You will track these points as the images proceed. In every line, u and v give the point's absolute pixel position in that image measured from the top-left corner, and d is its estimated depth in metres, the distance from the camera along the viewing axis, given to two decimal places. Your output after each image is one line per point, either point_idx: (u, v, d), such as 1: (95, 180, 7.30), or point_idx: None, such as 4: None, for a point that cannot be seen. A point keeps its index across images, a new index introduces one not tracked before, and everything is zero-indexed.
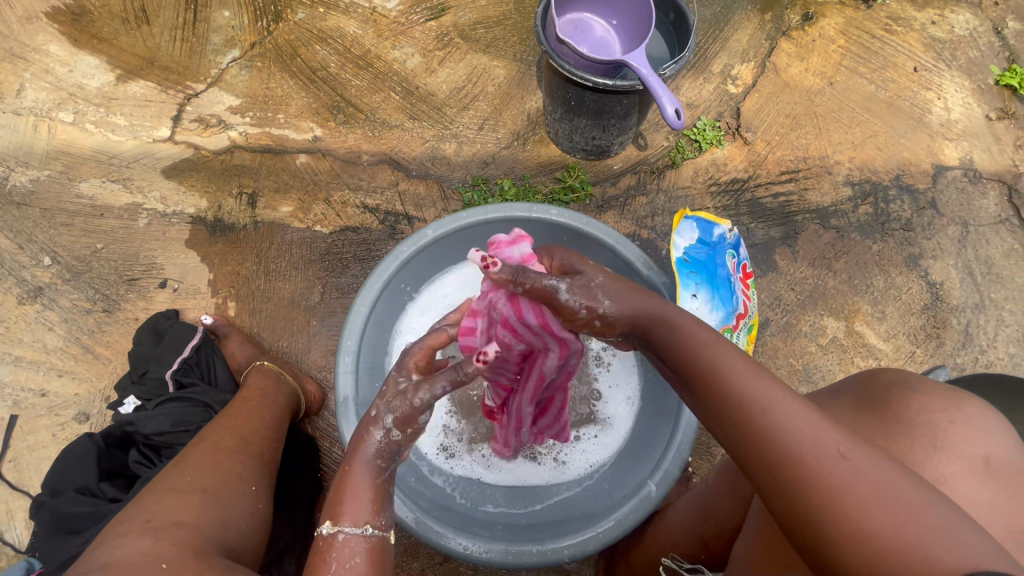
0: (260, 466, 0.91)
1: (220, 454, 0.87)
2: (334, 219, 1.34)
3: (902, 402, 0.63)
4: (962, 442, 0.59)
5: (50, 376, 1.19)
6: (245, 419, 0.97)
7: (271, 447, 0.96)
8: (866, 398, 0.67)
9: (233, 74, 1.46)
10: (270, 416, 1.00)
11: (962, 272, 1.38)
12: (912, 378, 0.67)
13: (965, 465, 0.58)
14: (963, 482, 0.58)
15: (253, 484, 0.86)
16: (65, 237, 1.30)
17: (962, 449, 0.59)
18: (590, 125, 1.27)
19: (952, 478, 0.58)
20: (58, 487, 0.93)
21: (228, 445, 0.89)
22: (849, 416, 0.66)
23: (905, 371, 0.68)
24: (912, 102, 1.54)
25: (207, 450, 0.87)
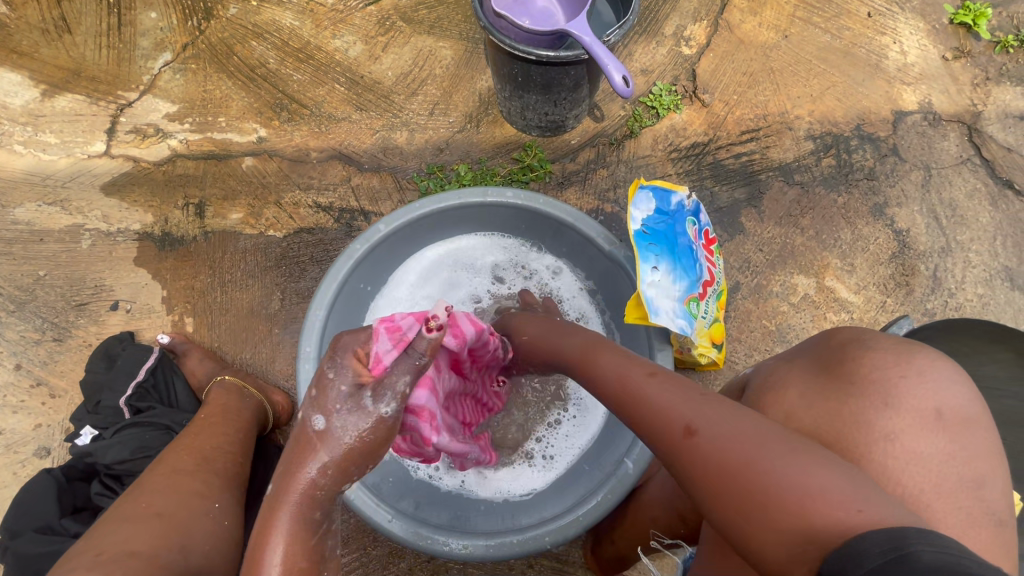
0: (226, 484, 0.87)
1: (179, 476, 0.83)
2: (287, 222, 1.29)
3: (855, 361, 0.64)
4: (912, 396, 0.60)
5: (4, 414, 1.14)
6: (206, 438, 0.92)
7: (237, 464, 0.92)
8: (824, 358, 0.67)
9: (166, 79, 1.39)
10: (233, 432, 0.95)
11: (927, 217, 1.38)
12: (865, 335, 0.67)
13: (914, 417, 0.59)
14: (909, 436, 0.59)
15: (215, 502, 0.83)
16: (6, 267, 1.24)
17: (914, 401, 0.60)
18: (541, 100, 1.23)
19: (898, 434, 0.59)
20: (15, 528, 0.89)
21: (188, 466, 0.85)
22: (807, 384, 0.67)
23: (858, 328, 0.69)
24: (868, 48, 1.52)
25: (164, 473, 0.83)
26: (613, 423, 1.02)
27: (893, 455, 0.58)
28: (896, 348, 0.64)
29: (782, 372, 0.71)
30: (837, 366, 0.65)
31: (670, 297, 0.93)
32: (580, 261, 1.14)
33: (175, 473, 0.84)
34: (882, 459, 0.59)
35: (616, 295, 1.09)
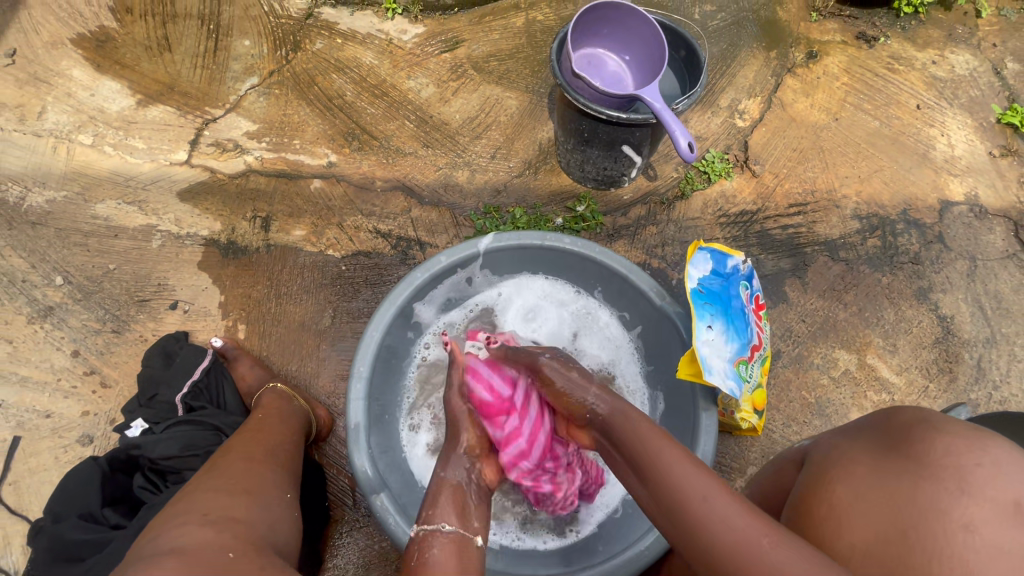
0: (288, 475, 0.90)
1: (254, 463, 0.85)
2: (346, 243, 1.35)
3: (925, 445, 0.66)
4: (989, 485, 0.60)
5: (55, 398, 1.17)
6: (266, 434, 0.95)
7: (294, 460, 0.94)
8: (890, 442, 0.69)
9: (251, 100, 1.50)
10: (289, 432, 0.99)
11: (972, 306, 1.38)
12: (931, 418, 0.70)
13: (994, 508, 0.58)
14: (991, 528, 0.57)
15: (285, 494, 0.84)
16: (79, 257, 1.30)
17: (990, 492, 0.59)
18: (602, 156, 1.30)
19: (980, 524, 0.58)
20: (60, 512, 0.91)
21: (259, 455, 0.88)
22: (873, 461, 0.68)
23: (921, 410, 0.73)
24: (916, 138, 1.59)
25: (240, 458, 0.85)
26: None
27: (974, 547, 0.57)
28: (968, 435, 0.66)
29: (845, 448, 0.74)
30: (908, 449, 0.66)
31: (722, 357, 0.94)
32: (629, 307, 1.16)
33: (251, 459, 0.86)
34: (964, 553, 0.57)
35: (662, 351, 1.12)
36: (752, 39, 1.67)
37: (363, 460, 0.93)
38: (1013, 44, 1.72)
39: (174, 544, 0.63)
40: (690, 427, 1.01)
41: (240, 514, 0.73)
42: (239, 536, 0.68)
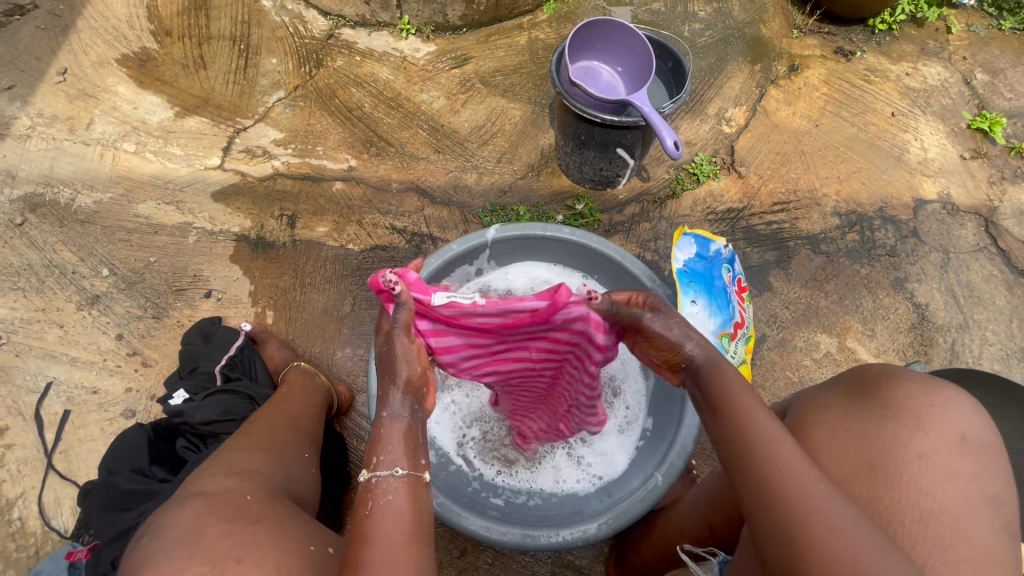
0: (307, 441, 1.00)
1: (276, 427, 0.97)
2: (365, 238, 1.48)
3: (889, 392, 0.75)
4: (940, 421, 0.70)
5: (101, 376, 1.29)
6: (288, 406, 1.06)
7: (312, 429, 1.05)
8: (861, 391, 0.79)
9: (278, 111, 1.64)
10: (310, 405, 1.09)
11: (946, 294, 1.49)
12: (895, 370, 0.80)
13: (942, 439, 0.69)
14: (940, 455, 0.68)
15: (303, 455, 0.95)
16: (123, 251, 1.43)
17: (939, 426, 0.70)
18: (597, 157, 1.42)
19: (930, 453, 0.68)
20: (114, 468, 1.01)
21: (280, 421, 0.99)
22: (846, 408, 0.78)
23: (887, 365, 0.82)
24: (891, 142, 1.71)
25: (265, 423, 0.97)
26: (654, 441, 1.10)
27: (925, 472, 0.67)
28: (927, 383, 0.75)
29: (821, 398, 0.83)
30: (874, 395, 0.76)
31: (704, 328, 1.05)
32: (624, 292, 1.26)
33: (272, 424, 0.98)
34: (917, 476, 0.67)
35: None
36: (738, 53, 1.82)
37: (382, 424, 1.03)
38: (982, 57, 1.86)
39: (204, 487, 0.74)
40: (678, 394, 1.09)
41: (262, 465, 0.84)
42: (259, 483, 0.79)
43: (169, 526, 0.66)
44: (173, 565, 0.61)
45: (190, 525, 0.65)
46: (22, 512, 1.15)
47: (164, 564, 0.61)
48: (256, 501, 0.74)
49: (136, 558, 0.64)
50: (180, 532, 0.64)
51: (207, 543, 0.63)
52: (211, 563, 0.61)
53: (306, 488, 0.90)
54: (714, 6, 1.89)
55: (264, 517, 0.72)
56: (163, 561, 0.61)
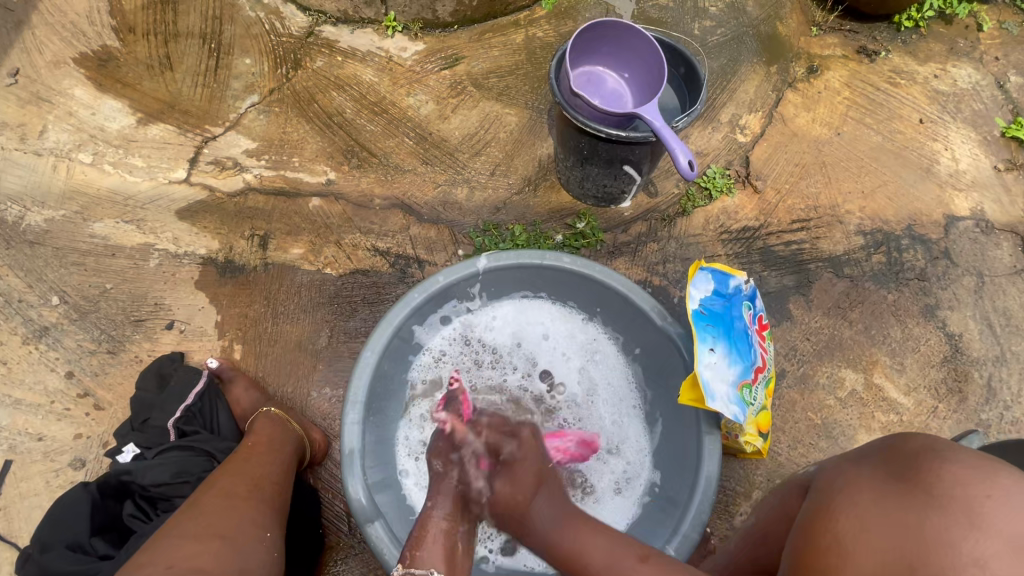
0: (274, 513, 0.86)
1: (234, 502, 0.82)
2: (344, 261, 1.34)
3: (935, 473, 0.58)
4: (1003, 517, 0.52)
5: (48, 420, 1.16)
6: (254, 466, 0.92)
7: (281, 496, 0.90)
8: (896, 468, 0.62)
9: (251, 118, 1.50)
10: (279, 464, 0.95)
11: (981, 323, 1.36)
12: (942, 444, 0.62)
13: (1008, 543, 0.51)
14: (1006, 566, 0.50)
15: (267, 534, 0.81)
16: (76, 276, 1.30)
17: (1004, 525, 0.52)
18: (601, 173, 1.29)
19: (992, 561, 0.51)
20: (47, 542, 0.88)
21: (241, 490, 0.85)
22: (878, 492, 0.61)
23: (934, 436, 0.64)
24: (920, 152, 1.57)
25: (220, 496, 0.82)
26: (664, 505, 1.00)
27: None
28: (983, 462, 0.58)
29: (852, 473, 0.67)
30: (914, 475, 0.59)
31: (724, 381, 0.92)
32: (628, 328, 1.13)
33: (231, 496, 0.83)
34: None
35: (656, 373, 1.11)
36: (753, 54, 1.67)
37: (356, 489, 0.90)
38: (1017, 58, 1.71)
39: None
40: (691, 450, 0.98)
41: (207, 563, 0.70)
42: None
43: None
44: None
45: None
46: None
47: None
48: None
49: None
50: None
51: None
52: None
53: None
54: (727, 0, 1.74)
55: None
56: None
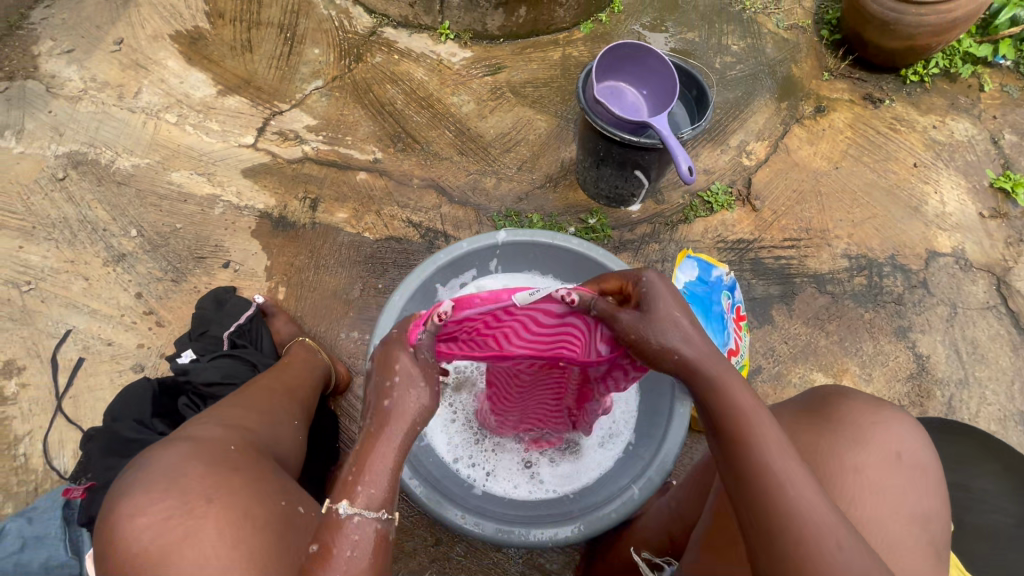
0: (302, 409, 1.04)
1: (274, 393, 1.01)
2: (381, 228, 1.53)
3: (836, 406, 0.75)
4: (879, 439, 0.71)
5: (118, 329, 1.36)
6: (290, 373, 1.11)
7: (309, 398, 1.09)
8: (809, 405, 0.78)
9: (314, 99, 1.71)
10: (312, 377, 1.14)
11: (949, 348, 1.48)
12: (845, 390, 0.79)
13: (880, 456, 0.70)
14: (877, 471, 0.68)
15: (294, 421, 0.99)
16: (152, 215, 1.51)
17: (879, 444, 0.70)
18: (614, 175, 1.46)
19: (867, 467, 0.69)
20: (118, 415, 1.07)
21: (278, 387, 1.03)
22: (795, 417, 0.77)
23: (840, 386, 0.80)
24: (911, 192, 1.72)
25: (263, 387, 1.01)
26: (637, 455, 1.12)
27: (860, 484, 0.67)
28: (873, 403, 0.75)
29: (772, 410, 0.81)
30: (822, 409, 0.76)
31: None
32: None
33: (271, 388, 1.03)
34: (852, 486, 0.68)
35: None
36: (766, 90, 1.85)
37: None
38: (1013, 118, 1.86)
39: (195, 431, 0.79)
40: (664, 415, 1.11)
41: (251, 422, 0.88)
42: (245, 437, 0.84)
43: (154, 460, 0.71)
44: (150, 497, 0.66)
45: (173, 461, 0.70)
46: (28, 449, 1.23)
47: (143, 492, 0.66)
48: (240, 453, 0.78)
49: (120, 483, 0.69)
50: (162, 466, 0.70)
51: (186, 481, 0.68)
52: (186, 501, 0.66)
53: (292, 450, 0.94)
54: (748, 41, 1.93)
55: (244, 466, 0.76)
56: (140, 492, 0.66)
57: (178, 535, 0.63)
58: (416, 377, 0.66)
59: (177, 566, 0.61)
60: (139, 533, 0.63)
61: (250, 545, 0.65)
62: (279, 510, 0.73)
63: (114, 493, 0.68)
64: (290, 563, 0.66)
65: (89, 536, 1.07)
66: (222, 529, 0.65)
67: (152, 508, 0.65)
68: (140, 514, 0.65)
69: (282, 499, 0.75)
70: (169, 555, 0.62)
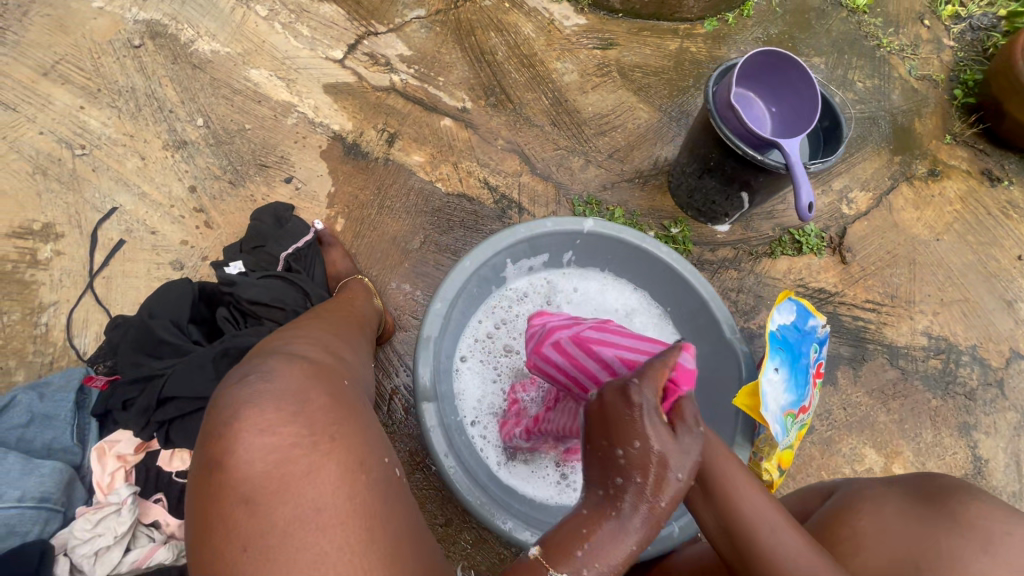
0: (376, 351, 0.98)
1: (356, 328, 0.95)
2: (455, 183, 1.43)
3: (966, 507, 0.69)
4: (1013, 553, 0.65)
5: (164, 220, 1.30)
6: (365, 311, 1.04)
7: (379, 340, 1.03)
8: (922, 493, 0.75)
9: (413, 28, 1.56)
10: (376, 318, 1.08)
11: (1009, 457, 1.40)
12: (969, 487, 0.74)
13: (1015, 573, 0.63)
14: None
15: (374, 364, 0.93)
16: (222, 108, 1.41)
17: (1015, 561, 0.64)
18: (715, 189, 1.35)
19: None
20: (154, 312, 1.01)
21: (358, 323, 0.97)
22: (905, 506, 0.74)
23: (961, 481, 0.76)
24: (1010, 285, 1.59)
25: (345, 320, 0.95)
26: None
27: None
28: (1010, 512, 0.69)
29: (877, 489, 0.79)
30: (942, 503, 0.71)
31: (778, 401, 0.97)
32: (692, 332, 1.20)
33: (358, 326, 0.97)
34: None
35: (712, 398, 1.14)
36: (882, 138, 1.71)
37: (424, 369, 0.99)
38: None
39: (301, 351, 0.74)
40: None
41: (347, 357, 0.82)
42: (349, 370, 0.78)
43: (278, 376, 0.65)
44: (280, 417, 0.61)
45: (299, 384, 0.66)
46: (51, 319, 1.19)
47: (271, 409, 0.61)
48: (352, 390, 0.73)
49: (242, 389, 0.63)
50: (290, 385, 0.65)
51: (312, 410, 0.63)
52: (312, 432, 0.61)
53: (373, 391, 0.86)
54: (875, 81, 1.78)
55: (357, 408, 0.70)
56: (271, 407, 0.61)
57: (302, 471, 0.58)
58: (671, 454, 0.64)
59: (295, 502, 0.57)
60: (262, 453, 0.58)
61: (365, 501, 0.60)
62: (384, 470, 0.65)
63: (235, 397, 0.62)
64: (397, 531, 0.61)
65: (96, 428, 1.01)
66: (342, 476, 0.60)
67: (280, 431, 0.60)
68: (267, 433, 0.60)
69: (386, 456, 0.67)
70: (290, 487, 0.57)
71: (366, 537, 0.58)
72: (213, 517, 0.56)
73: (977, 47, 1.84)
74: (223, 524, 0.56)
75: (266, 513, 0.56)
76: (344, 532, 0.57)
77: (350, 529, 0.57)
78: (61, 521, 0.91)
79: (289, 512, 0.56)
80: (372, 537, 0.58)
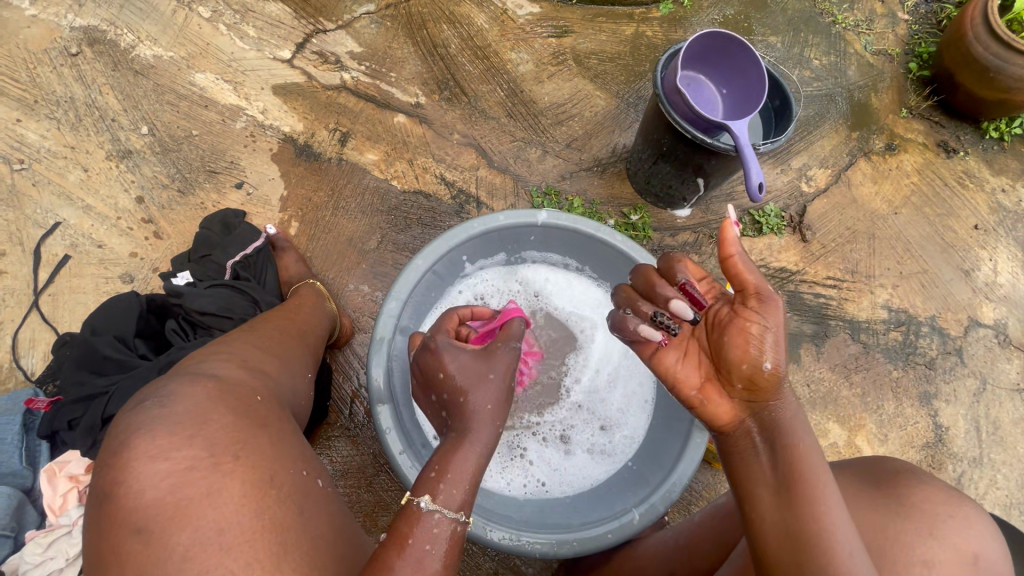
0: (314, 359, 0.98)
1: (290, 337, 0.94)
2: (411, 180, 1.41)
3: (910, 490, 0.70)
4: (952, 535, 0.65)
5: (111, 233, 1.27)
6: (303, 315, 1.03)
7: (320, 344, 1.02)
8: (875, 478, 0.74)
9: (363, 24, 1.52)
10: (322, 319, 1.07)
11: (969, 423, 1.43)
12: (917, 471, 0.75)
13: (954, 556, 0.64)
14: (947, 569, 0.63)
15: (309, 373, 0.93)
16: (167, 115, 1.38)
17: (954, 541, 0.65)
18: (671, 173, 1.35)
19: (939, 563, 0.63)
20: (97, 329, 0.99)
21: (294, 331, 0.97)
22: (857, 490, 0.73)
23: (910, 464, 0.76)
24: (967, 254, 1.61)
25: (277, 329, 0.94)
26: (638, 479, 1.06)
27: None
28: (951, 494, 0.70)
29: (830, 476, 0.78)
30: (892, 489, 0.71)
31: None
32: None
33: (296, 335, 0.96)
34: None
35: None
36: (839, 114, 1.72)
37: (378, 371, 0.98)
38: None
39: (212, 370, 0.73)
40: (677, 443, 1.02)
41: (271, 369, 0.82)
42: (269, 385, 0.78)
43: (177, 400, 0.65)
44: (173, 442, 0.61)
45: (199, 407, 0.65)
46: None
47: (165, 435, 0.61)
48: (266, 405, 0.73)
49: (136, 416, 0.63)
50: (187, 408, 0.64)
51: (211, 429, 0.63)
52: (212, 453, 0.62)
53: (309, 405, 0.89)
54: (832, 58, 1.78)
55: (271, 422, 0.71)
56: (163, 433, 0.61)
57: (200, 492, 0.59)
58: (496, 386, 0.79)
59: (195, 526, 0.57)
60: (156, 480, 0.58)
61: (274, 514, 0.61)
62: (300, 480, 0.68)
63: (128, 424, 0.62)
64: (309, 543, 0.62)
65: (46, 449, 1.00)
66: (248, 494, 0.61)
67: (175, 455, 0.60)
68: (160, 459, 0.60)
69: (303, 468, 0.70)
70: (189, 511, 0.57)
71: (277, 551, 0.59)
72: (110, 550, 0.57)
73: (931, 19, 1.83)
74: (121, 554, 0.56)
75: (162, 541, 0.56)
76: (250, 550, 0.57)
77: (258, 545, 0.58)
78: (11, 546, 0.90)
79: (187, 538, 0.56)
80: (282, 552, 0.59)
